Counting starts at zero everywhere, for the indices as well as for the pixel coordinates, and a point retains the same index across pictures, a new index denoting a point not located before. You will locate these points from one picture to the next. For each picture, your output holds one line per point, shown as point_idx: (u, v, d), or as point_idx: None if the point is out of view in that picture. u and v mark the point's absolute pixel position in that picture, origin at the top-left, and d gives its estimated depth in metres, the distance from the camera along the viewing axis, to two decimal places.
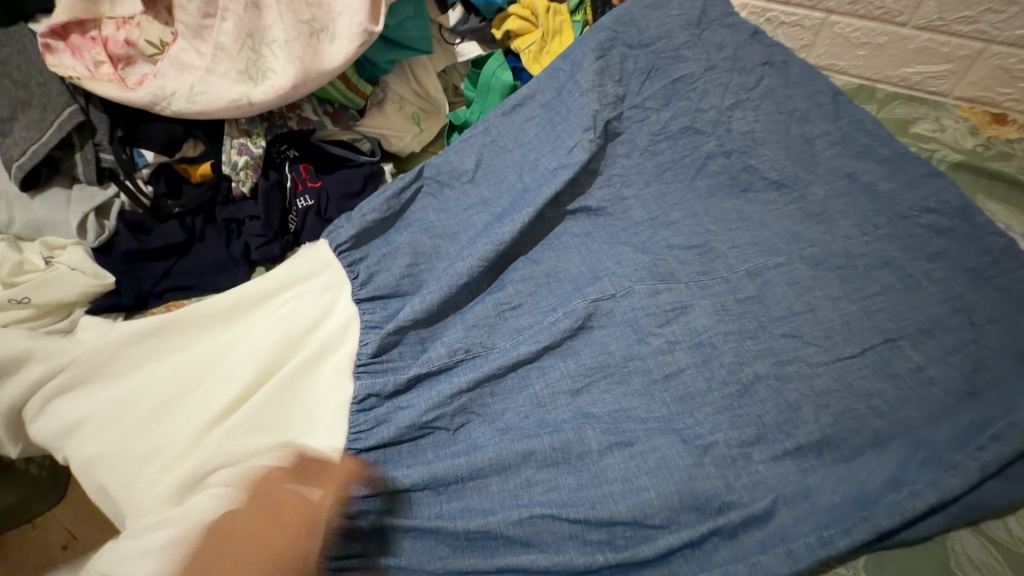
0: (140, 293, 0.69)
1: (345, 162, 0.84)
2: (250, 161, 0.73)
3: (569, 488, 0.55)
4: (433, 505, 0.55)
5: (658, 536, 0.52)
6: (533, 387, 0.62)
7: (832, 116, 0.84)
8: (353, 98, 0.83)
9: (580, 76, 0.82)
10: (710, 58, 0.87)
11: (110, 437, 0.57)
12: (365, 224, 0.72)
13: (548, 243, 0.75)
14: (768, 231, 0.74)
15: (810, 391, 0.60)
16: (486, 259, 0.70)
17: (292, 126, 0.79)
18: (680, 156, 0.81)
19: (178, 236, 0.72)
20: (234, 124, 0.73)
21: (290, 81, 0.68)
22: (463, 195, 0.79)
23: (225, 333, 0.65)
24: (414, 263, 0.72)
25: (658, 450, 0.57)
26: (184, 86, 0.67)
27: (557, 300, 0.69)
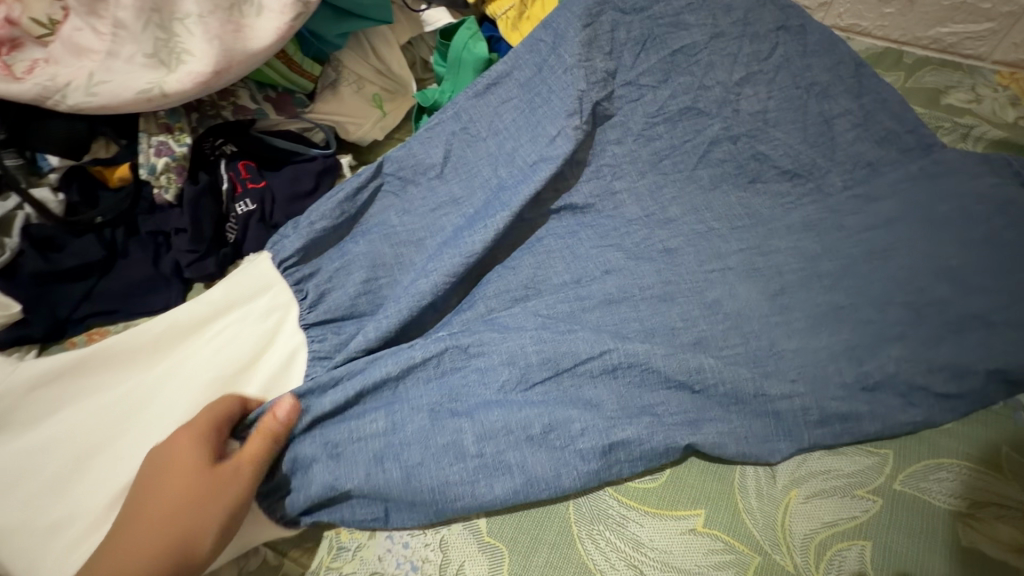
0: (55, 321, 0.59)
1: (294, 157, 0.73)
2: (170, 162, 0.63)
3: (490, 369, 0.54)
4: (360, 388, 0.52)
5: (596, 423, 0.51)
6: (494, 377, 0.53)
7: (855, 93, 0.72)
8: (298, 80, 0.72)
9: (564, 49, 0.70)
10: (714, 24, 0.74)
11: (11, 504, 0.48)
12: (313, 234, 0.62)
13: (533, 251, 0.65)
14: (783, 230, 0.64)
15: (826, 427, 0.52)
16: (455, 274, 0.60)
17: (227, 116, 0.69)
18: (679, 142, 0.70)
19: (96, 252, 0.62)
20: (150, 117, 0.63)
21: (212, 66, 0.58)
22: (429, 193, 0.68)
23: (151, 371, 0.56)
24: (372, 277, 0.62)
25: (570, 318, 0.59)
26: (82, 75, 0.55)
27: (533, 318, 0.58)
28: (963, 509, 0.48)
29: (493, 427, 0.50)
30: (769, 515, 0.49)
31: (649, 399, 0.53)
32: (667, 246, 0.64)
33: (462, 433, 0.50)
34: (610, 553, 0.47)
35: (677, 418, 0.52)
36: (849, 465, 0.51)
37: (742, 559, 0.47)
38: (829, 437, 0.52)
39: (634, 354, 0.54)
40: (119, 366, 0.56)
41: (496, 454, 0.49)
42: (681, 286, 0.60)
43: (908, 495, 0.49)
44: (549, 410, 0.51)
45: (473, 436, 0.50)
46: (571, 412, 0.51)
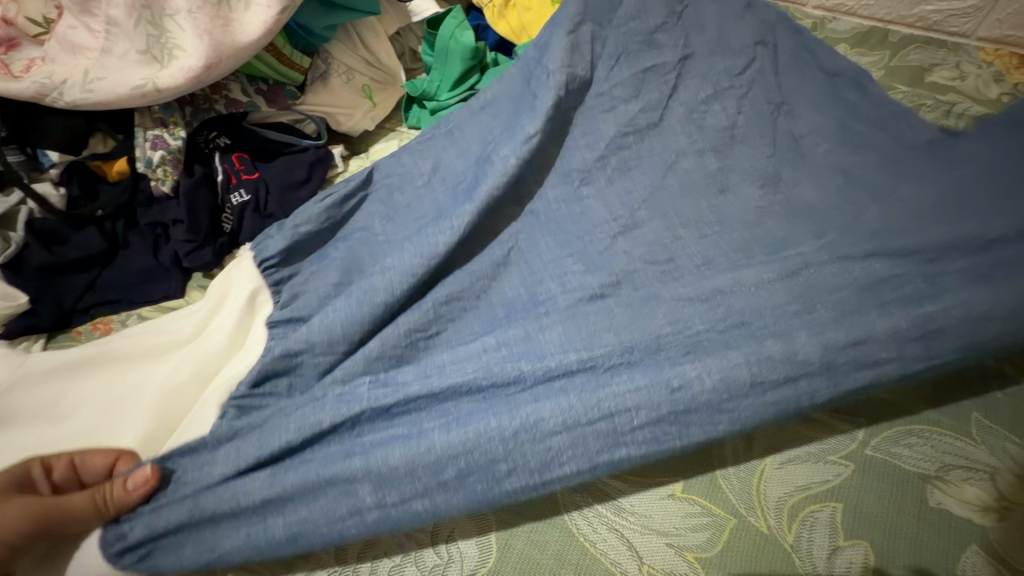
0: (61, 312, 0.61)
1: (286, 148, 0.75)
2: (166, 155, 0.65)
3: (409, 413, 0.51)
4: (258, 455, 0.48)
5: (527, 431, 0.46)
6: (417, 413, 0.51)
7: (823, 109, 0.74)
8: (288, 72, 0.74)
9: (549, 57, 0.72)
10: (688, 43, 0.79)
11: None
12: (296, 236, 0.64)
13: (499, 260, 0.65)
14: (756, 242, 0.63)
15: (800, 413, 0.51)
16: (415, 274, 0.60)
17: (219, 110, 0.70)
18: (647, 154, 0.72)
19: (97, 244, 0.64)
20: (146, 112, 0.65)
21: (202, 61, 0.60)
22: (420, 190, 0.70)
23: (137, 371, 0.58)
24: (344, 279, 0.62)
25: (522, 349, 0.55)
26: (78, 72, 0.57)
27: (481, 328, 0.60)
28: (932, 473, 0.51)
29: (397, 472, 0.45)
30: (745, 480, 0.51)
31: (613, 407, 0.47)
32: (643, 239, 0.65)
33: (358, 482, 0.46)
34: (593, 518, 0.50)
35: (644, 435, 0.46)
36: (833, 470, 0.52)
37: (719, 521, 0.49)
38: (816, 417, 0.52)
39: (580, 385, 0.50)
40: (100, 370, 0.57)
41: (397, 505, 0.45)
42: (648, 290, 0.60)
43: (879, 459, 0.52)
44: (461, 446, 0.46)
45: (371, 485, 0.45)
46: (490, 444, 0.46)
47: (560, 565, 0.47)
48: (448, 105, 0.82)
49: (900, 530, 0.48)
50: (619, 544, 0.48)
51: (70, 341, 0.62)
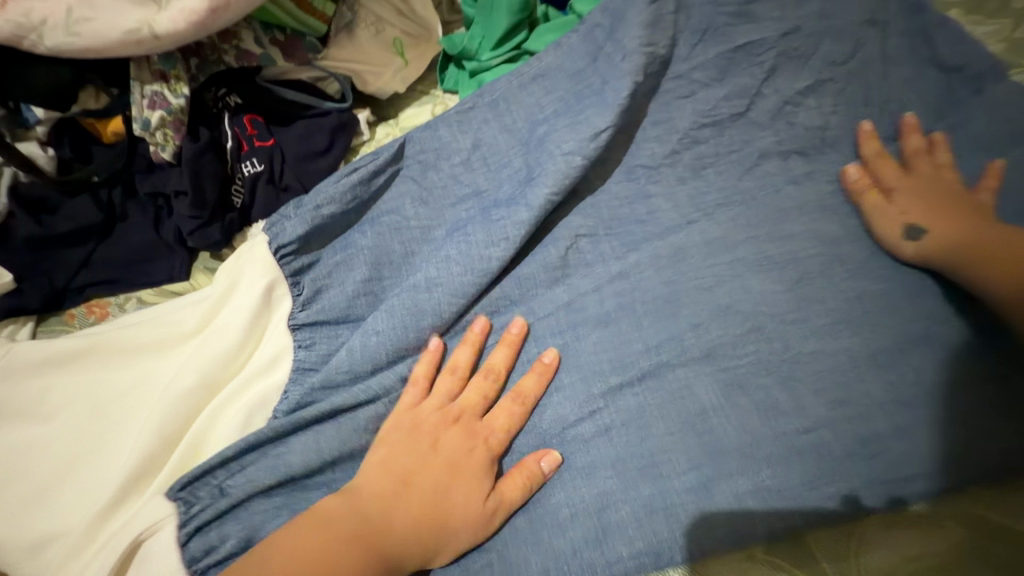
0: (50, 292, 0.55)
1: (305, 111, 0.64)
2: (167, 116, 0.55)
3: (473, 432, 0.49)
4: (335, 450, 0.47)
5: (614, 522, 0.44)
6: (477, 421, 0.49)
7: (940, 108, 0.62)
8: (309, 20, 0.63)
9: (623, 33, 0.62)
10: (787, 18, 0.65)
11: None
12: (317, 220, 0.55)
13: (553, 263, 0.56)
14: (860, 264, 0.53)
15: (894, 478, 0.43)
16: (464, 293, 0.53)
17: (230, 63, 0.60)
18: (726, 150, 0.62)
19: (92, 216, 0.57)
20: (143, 62, 0.54)
21: (208, 2, 0.49)
22: (463, 175, 0.61)
23: (140, 367, 0.51)
24: (375, 276, 0.55)
25: (577, 385, 0.50)
26: (59, 8, 0.47)
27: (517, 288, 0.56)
28: None
29: (487, 536, 0.45)
30: (840, 540, 0.42)
31: (690, 536, 0.43)
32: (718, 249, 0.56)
33: None
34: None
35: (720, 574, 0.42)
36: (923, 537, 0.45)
37: None
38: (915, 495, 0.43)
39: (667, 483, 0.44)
40: (92, 365, 0.51)
41: None
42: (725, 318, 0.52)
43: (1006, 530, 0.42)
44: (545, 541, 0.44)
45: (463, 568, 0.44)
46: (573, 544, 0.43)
47: None
48: (490, 66, 0.72)
49: None
50: None
51: (61, 326, 0.56)
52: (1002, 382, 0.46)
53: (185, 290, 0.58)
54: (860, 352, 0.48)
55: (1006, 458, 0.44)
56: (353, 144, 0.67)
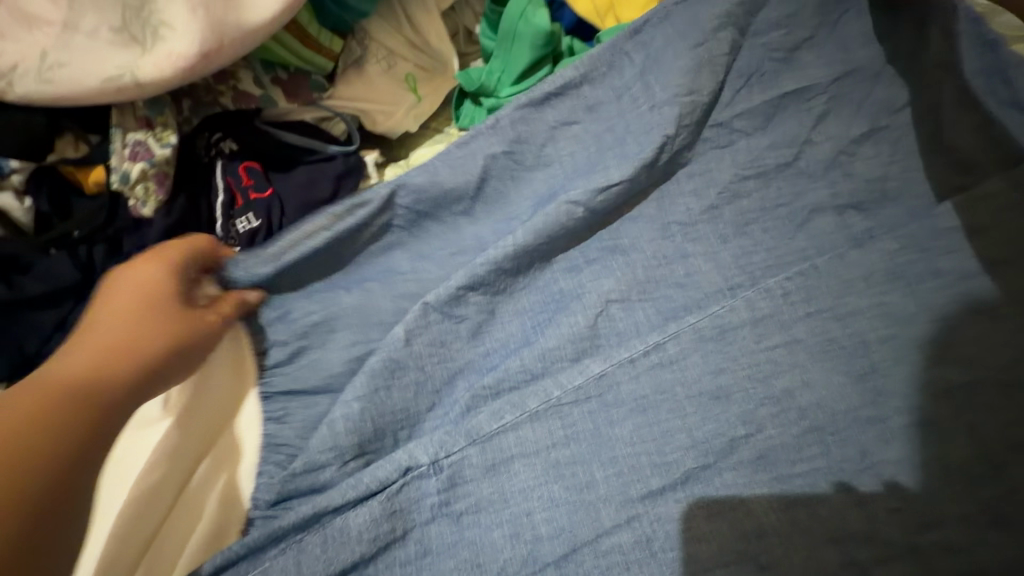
0: (19, 363, 0.49)
1: (307, 154, 0.58)
2: (150, 168, 0.50)
3: (490, 541, 0.41)
4: (324, 572, 0.39)
5: None
6: (493, 529, 0.42)
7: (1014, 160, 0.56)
8: (314, 57, 0.58)
9: (655, 77, 0.57)
10: (845, 59, 0.59)
11: None
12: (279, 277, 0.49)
13: (581, 334, 0.49)
14: (919, 345, 0.48)
15: None
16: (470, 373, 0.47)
17: (226, 105, 0.55)
18: (773, 204, 0.55)
19: (71, 275, 0.51)
20: (127, 108, 0.49)
21: (198, 46, 0.44)
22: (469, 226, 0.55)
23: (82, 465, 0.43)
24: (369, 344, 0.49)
25: (607, 484, 0.43)
26: (32, 54, 0.42)
27: (538, 361, 0.48)
28: None
29: None
30: None
31: None
32: (770, 322, 0.49)
33: None
34: None
35: None
36: None
37: None
38: None
39: None
40: None
41: None
42: (781, 409, 0.45)
43: None
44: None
45: None
46: None
47: None
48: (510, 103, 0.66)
49: None
50: None
51: None
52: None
53: None
54: None
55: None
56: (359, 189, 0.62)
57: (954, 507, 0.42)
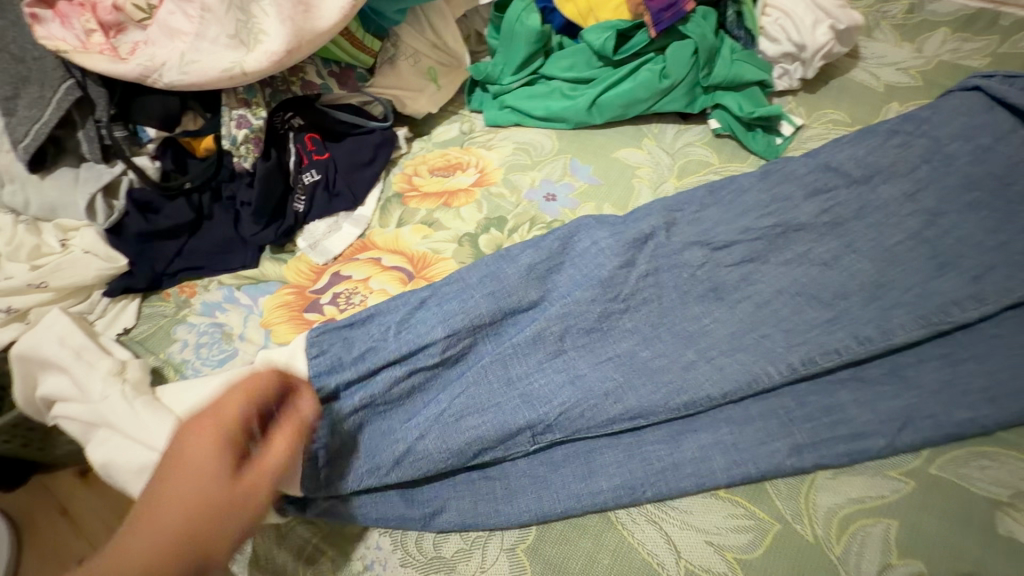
0: (154, 275, 0.69)
1: (354, 129, 0.78)
2: (250, 134, 0.69)
3: (484, 382, 0.52)
4: (361, 395, 0.51)
5: (613, 457, 0.50)
6: (488, 373, 0.53)
7: (917, 119, 0.69)
8: (359, 55, 0.76)
9: None
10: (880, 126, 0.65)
11: (113, 444, 0.55)
12: (415, 449, 0.48)
13: (557, 249, 0.60)
14: (828, 257, 0.60)
15: (845, 433, 0.50)
16: (485, 290, 0.56)
17: (296, 92, 0.74)
18: None
19: (186, 215, 0.70)
20: (230, 92, 0.68)
21: (285, 45, 0.62)
22: (551, 367, 0.53)
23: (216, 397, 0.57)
24: (437, 310, 0.55)
25: (576, 343, 0.55)
26: (175, 55, 0.62)
27: (533, 260, 0.58)
28: (1003, 499, 0.47)
29: (495, 469, 0.50)
30: (793, 487, 0.49)
31: (663, 468, 0.49)
32: (713, 254, 0.61)
33: (458, 455, 0.48)
34: (632, 508, 0.49)
35: (684, 504, 0.49)
36: (858, 482, 0.49)
37: (762, 525, 0.47)
38: (862, 443, 0.49)
39: (661, 446, 0.50)
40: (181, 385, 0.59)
41: (498, 526, 0.48)
42: None
43: (947, 478, 0.48)
44: (544, 479, 0.50)
45: (469, 499, 0.49)
46: (570, 485, 0.49)
47: (600, 552, 0.47)
48: (511, 89, 0.84)
49: (965, 548, 0.44)
50: (657, 538, 0.47)
51: (161, 301, 0.69)
52: (947, 361, 0.53)
53: (255, 275, 0.71)
54: (812, 321, 0.56)
55: (955, 427, 0.49)
56: (392, 157, 0.80)
57: (845, 368, 0.54)
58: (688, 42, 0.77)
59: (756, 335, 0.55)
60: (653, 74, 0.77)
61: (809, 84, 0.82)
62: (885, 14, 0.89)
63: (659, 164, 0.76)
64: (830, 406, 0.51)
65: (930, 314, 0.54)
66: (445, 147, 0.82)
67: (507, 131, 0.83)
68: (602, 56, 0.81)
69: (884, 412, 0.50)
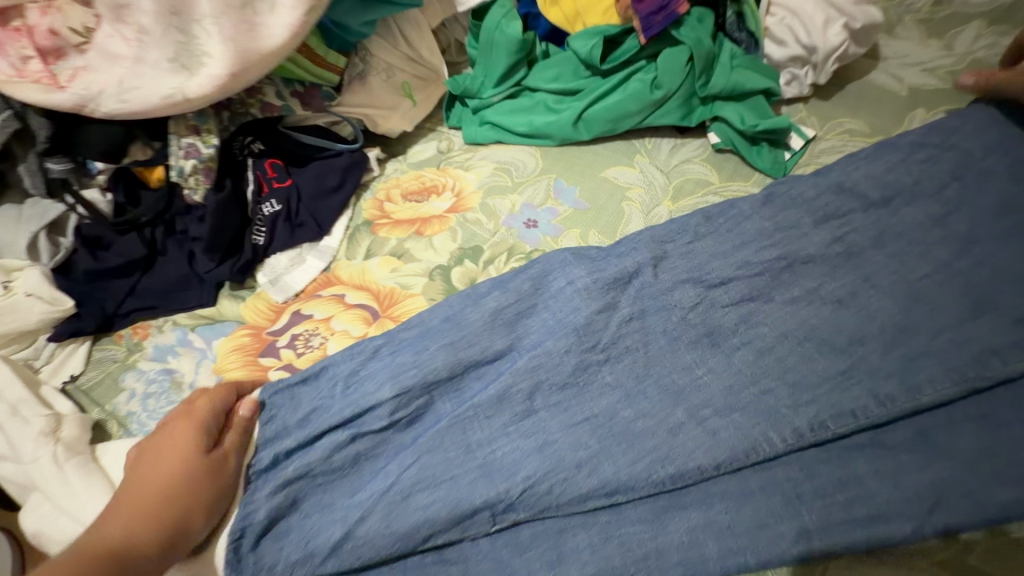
0: (104, 316, 0.64)
1: (319, 153, 0.72)
2: (198, 164, 0.64)
3: (439, 449, 0.46)
4: (299, 465, 0.45)
5: (587, 540, 0.43)
6: (444, 438, 0.46)
7: (945, 130, 0.60)
8: (322, 73, 0.70)
9: None
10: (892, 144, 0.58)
11: (43, 514, 0.50)
12: (356, 533, 0.42)
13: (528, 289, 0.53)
14: (843, 295, 0.52)
15: (864, 515, 0.42)
16: (443, 339, 0.50)
17: (255, 115, 0.69)
18: None
19: (137, 250, 0.65)
20: (180, 119, 0.63)
21: (228, 68, 0.57)
22: (517, 431, 0.46)
23: None
24: (389, 363, 0.49)
25: (546, 400, 0.48)
26: (112, 82, 0.56)
27: (499, 304, 0.52)
28: None
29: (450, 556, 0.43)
30: None
31: (646, 557, 0.42)
32: (709, 291, 0.54)
33: (405, 539, 0.42)
34: None
35: None
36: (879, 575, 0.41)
37: None
38: (885, 528, 0.41)
39: (645, 529, 0.43)
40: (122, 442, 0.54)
41: None
42: None
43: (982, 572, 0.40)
44: (507, 567, 0.42)
45: None
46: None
47: None
48: (492, 103, 0.78)
49: None
50: None
51: (112, 344, 0.64)
52: (984, 424, 0.45)
53: (212, 314, 0.65)
54: (822, 373, 0.48)
55: (996, 511, 0.41)
56: (363, 180, 0.74)
57: (862, 432, 0.46)
58: (682, 48, 0.71)
59: (758, 391, 0.48)
60: (644, 84, 0.70)
61: (821, 90, 0.73)
62: (909, 7, 0.79)
63: (652, 184, 0.68)
64: (845, 480, 0.44)
65: (964, 368, 0.47)
66: (420, 168, 0.76)
67: (487, 149, 0.76)
68: (589, 65, 0.74)
69: (911, 489, 0.42)
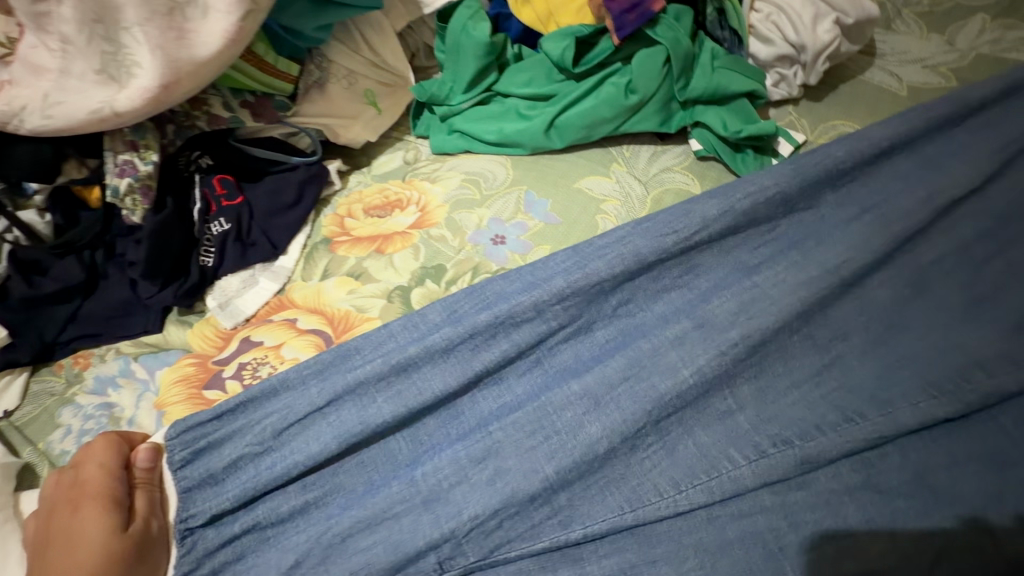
0: (41, 345, 0.59)
1: (273, 166, 0.68)
2: (134, 183, 0.60)
3: (384, 488, 0.42)
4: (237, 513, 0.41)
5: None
6: (392, 477, 0.42)
7: (947, 132, 0.55)
8: (273, 82, 0.66)
9: None
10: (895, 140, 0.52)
11: None
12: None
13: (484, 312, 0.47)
14: (835, 314, 0.47)
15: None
16: (385, 367, 0.44)
17: (202, 127, 0.65)
18: None
19: (76, 275, 0.61)
20: (116, 134, 0.59)
21: (158, 80, 0.53)
22: (469, 463, 0.42)
23: None
24: (326, 393, 0.44)
25: (503, 429, 0.43)
26: (35, 96, 0.52)
27: (449, 328, 0.46)
28: None
29: None
30: None
31: None
32: (685, 306, 0.48)
33: None
34: None
35: None
36: None
37: None
38: None
39: None
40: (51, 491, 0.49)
41: None
42: None
43: None
44: None
45: None
46: None
47: None
48: (461, 110, 0.73)
49: None
50: None
51: (52, 376, 0.59)
52: (991, 466, 0.40)
53: (159, 342, 0.61)
54: (809, 408, 0.43)
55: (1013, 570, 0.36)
56: (324, 195, 0.70)
57: (855, 475, 0.41)
58: (658, 49, 0.66)
59: (738, 430, 0.42)
60: (618, 89, 0.66)
61: (811, 91, 0.68)
62: None
63: (629, 195, 0.63)
64: (836, 534, 0.38)
65: (968, 402, 0.42)
66: (385, 180, 0.71)
67: (457, 158, 0.71)
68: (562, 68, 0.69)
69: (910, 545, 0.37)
